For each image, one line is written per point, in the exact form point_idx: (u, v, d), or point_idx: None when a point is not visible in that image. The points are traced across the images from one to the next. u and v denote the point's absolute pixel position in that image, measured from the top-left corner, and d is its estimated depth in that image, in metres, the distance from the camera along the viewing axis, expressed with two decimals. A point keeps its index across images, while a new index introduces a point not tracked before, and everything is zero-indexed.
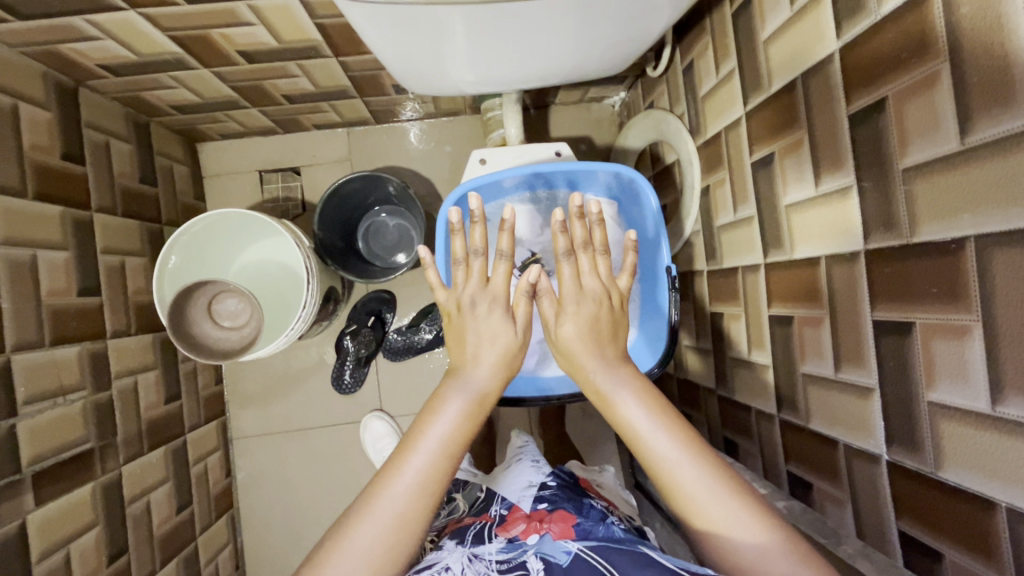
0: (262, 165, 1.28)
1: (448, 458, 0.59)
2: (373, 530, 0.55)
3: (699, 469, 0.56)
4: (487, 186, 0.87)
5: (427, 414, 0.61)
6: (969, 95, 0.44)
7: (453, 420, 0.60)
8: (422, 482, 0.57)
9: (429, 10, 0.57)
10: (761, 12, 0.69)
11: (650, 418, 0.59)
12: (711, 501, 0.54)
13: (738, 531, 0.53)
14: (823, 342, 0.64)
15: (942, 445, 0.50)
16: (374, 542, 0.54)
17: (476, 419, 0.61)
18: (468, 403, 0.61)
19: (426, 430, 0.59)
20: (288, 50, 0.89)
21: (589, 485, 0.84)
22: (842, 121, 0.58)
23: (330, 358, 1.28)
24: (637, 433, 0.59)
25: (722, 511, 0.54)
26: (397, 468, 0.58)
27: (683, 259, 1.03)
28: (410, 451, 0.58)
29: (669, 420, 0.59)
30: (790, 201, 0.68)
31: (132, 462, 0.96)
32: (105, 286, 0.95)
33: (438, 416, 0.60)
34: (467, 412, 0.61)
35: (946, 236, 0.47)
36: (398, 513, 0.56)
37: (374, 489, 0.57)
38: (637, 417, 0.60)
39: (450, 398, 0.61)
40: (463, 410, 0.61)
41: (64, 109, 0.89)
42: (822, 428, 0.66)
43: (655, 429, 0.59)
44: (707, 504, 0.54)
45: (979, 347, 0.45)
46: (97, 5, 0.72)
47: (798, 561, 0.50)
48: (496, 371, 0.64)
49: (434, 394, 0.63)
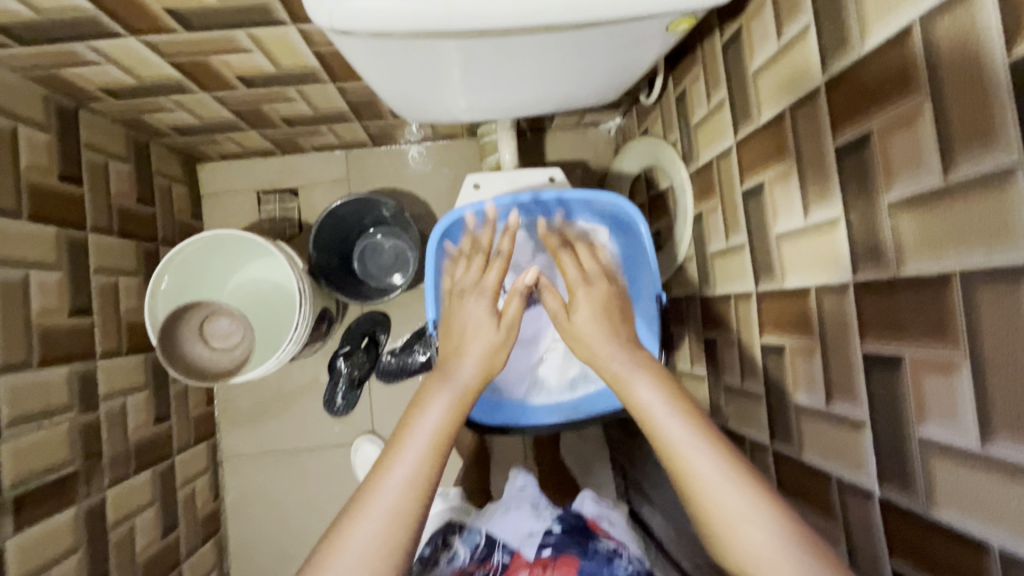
0: (260, 186, 1.29)
1: (436, 450, 0.60)
2: (372, 528, 0.55)
3: (699, 451, 0.56)
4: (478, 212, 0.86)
5: (415, 410, 0.62)
6: (949, 132, 0.44)
7: (438, 418, 0.61)
8: (412, 476, 0.58)
9: (420, 43, 0.58)
10: (750, 45, 0.70)
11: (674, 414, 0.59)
12: (722, 494, 0.54)
13: (743, 516, 0.52)
14: (815, 373, 0.64)
15: (933, 483, 0.49)
16: (369, 547, 0.54)
17: (462, 414, 0.63)
18: (454, 398, 0.63)
19: (416, 424, 0.61)
20: (285, 75, 0.90)
21: (599, 526, 0.80)
22: (829, 153, 0.58)
23: (323, 379, 1.27)
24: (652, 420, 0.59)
25: (732, 510, 0.53)
26: (391, 461, 0.59)
27: (677, 284, 1.03)
28: (404, 447, 0.59)
29: (680, 408, 0.59)
30: (780, 230, 0.68)
31: (118, 484, 0.95)
32: (97, 306, 0.94)
33: (429, 411, 0.62)
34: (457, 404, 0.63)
35: (933, 270, 0.47)
36: (395, 510, 0.56)
37: (372, 492, 0.57)
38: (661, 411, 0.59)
39: (430, 402, 0.63)
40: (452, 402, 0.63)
41: (64, 131, 0.90)
42: (815, 460, 0.65)
43: (671, 420, 0.58)
44: (717, 501, 0.53)
45: (967, 384, 0.44)
46: (99, 32, 0.74)
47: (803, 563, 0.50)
48: (479, 368, 0.66)
49: (423, 389, 0.65)
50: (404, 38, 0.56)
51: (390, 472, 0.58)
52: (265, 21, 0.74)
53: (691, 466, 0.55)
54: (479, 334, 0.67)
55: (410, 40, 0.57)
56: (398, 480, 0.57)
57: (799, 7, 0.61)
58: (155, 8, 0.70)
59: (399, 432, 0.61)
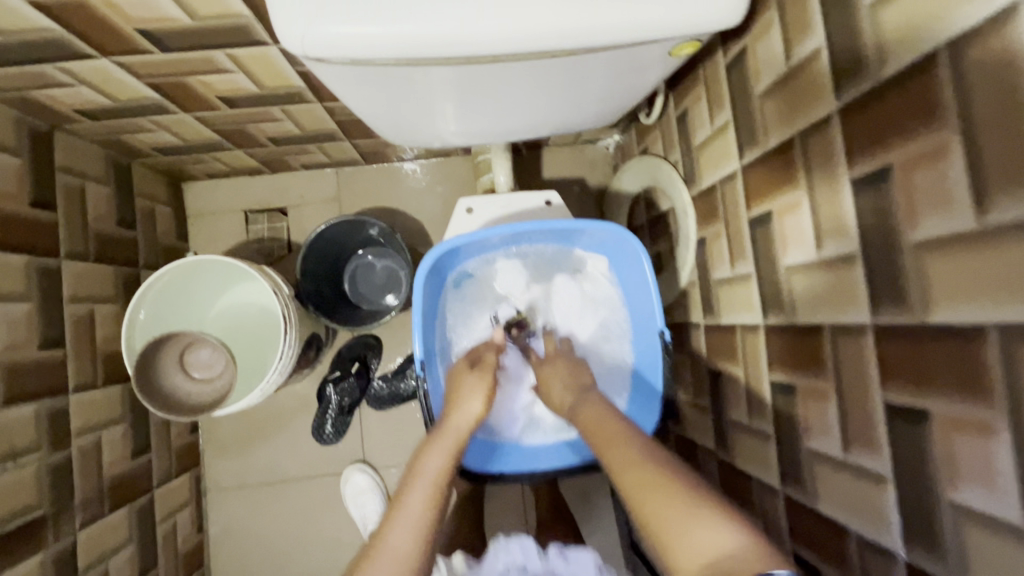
0: (248, 205, 1.25)
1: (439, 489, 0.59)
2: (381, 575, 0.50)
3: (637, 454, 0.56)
4: (472, 243, 0.82)
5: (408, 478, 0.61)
6: (983, 172, 0.40)
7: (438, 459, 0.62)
8: (419, 513, 0.56)
9: (403, 70, 0.54)
10: (756, 67, 0.66)
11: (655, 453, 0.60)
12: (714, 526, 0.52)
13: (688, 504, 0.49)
14: (829, 417, 0.59)
15: (967, 553, 0.45)
16: None
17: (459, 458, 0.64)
18: (451, 443, 0.65)
19: (417, 470, 0.61)
20: (269, 96, 0.86)
21: None
22: (844, 186, 0.54)
23: (311, 406, 1.22)
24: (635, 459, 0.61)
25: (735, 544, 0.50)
26: (395, 507, 0.57)
27: (678, 309, 0.98)
28: (404, 497, 0.58)
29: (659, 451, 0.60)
30: (790, 263, 0.64)
31: (91, 525, 0.90)
32: (70, 337, 0.90)
33: (427, 459, 0.62)
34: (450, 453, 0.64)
35: (966, 321, 0.43)
36: (400, 559, 0.52)
37: (373, 548, 0.53)
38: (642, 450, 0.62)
39: (428, 450, 0.64)
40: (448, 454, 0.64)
41: (38, 155, 0.86)
42: (830, 512, 0.60)
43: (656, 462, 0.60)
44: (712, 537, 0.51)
45: (1008, 449, 0.40)
46: (68, 54, 0.70)
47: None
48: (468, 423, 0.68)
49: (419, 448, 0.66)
50: (385, 65, 0.52)
51: (392, 524, 0.55)
52: (243, 42, 0.70)
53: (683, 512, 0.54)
54: (473, 390, 0.72)
55: (393, 67, 0.53)
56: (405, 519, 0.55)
57: (809, 28, 0.57)
58: (126, 29, 0.66)
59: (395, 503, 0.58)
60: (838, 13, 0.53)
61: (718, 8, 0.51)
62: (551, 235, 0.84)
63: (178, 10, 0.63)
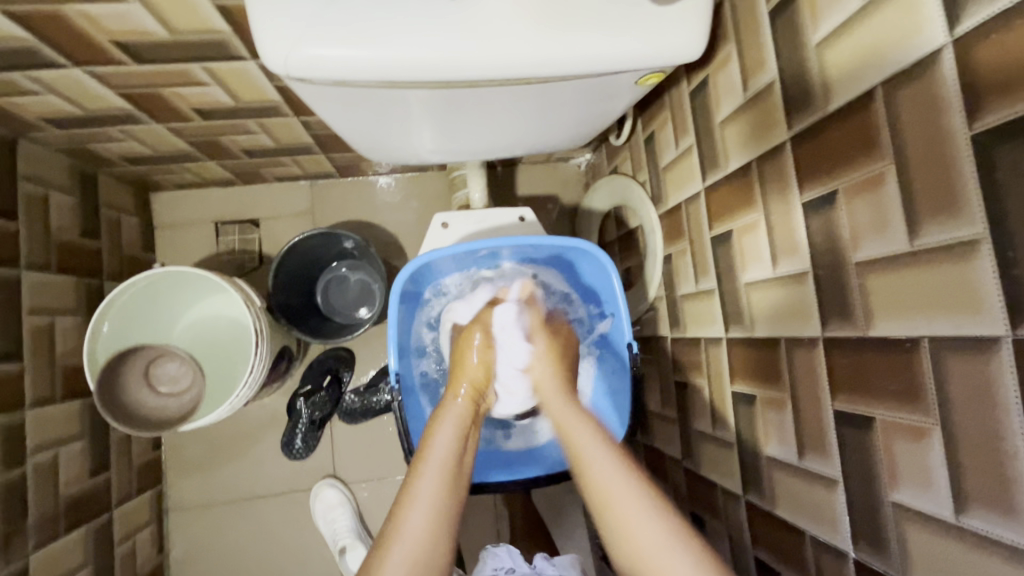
0: (218, 217, 1.23)
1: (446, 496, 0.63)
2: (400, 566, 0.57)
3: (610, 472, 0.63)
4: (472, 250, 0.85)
5: (405, 501, 0.61)
6: (916, 202, 0.45)
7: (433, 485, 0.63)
8: (426, 528, 0.60)
9: (384, 92, 0.57)
10: (717, 95, 0.71)
11: (618, 478, 0.62)
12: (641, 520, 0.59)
13: (637, 512, 0.59)
14: (787, 426, 0.63)
15: (908, 549, 0.48)
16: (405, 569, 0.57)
17: (454, 487, 0.64)
18: (445, 475, 0.64)
19: (416, 487, 0.62)
20: (245, 109, 0.87)
21: None
22: (797, 208, 0.58)
23: (280, 421, 1.20)
24: (603, 492, 0.62)
25: (649, 535, 0.58)
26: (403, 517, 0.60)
27: (647, 323, 1.01)
28: (415, 490, 0.62)
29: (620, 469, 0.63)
30: (749, 279, 0.68)
31: (44, 547, 0.87)
32: (28, 350, 0.87)
33: (426, 476, 0.63)
34: (447, 476, 0.64)
35: (901, 334, 0.47)
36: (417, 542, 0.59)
37: (393, 531, 0.59)
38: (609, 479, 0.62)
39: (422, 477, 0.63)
40: (436, 514, 0.61)
41: (0, 163, 0.84)
42: (789, 516, 0.63)
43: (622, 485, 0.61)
44: (638, 526, 0.58)
45: (940, 451, 0.44)
46: (38, 63, 0.69)
47: (685, 549, 0.56)
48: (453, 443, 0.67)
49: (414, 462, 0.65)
50: (366, 87, 0.55)
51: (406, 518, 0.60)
52: (222, 56, 0.71)
53: (635, 524, 0.59)
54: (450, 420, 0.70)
55: (373, 89, 0.55)
56: (418, 522, 0.59)
57: (763, 64, 0.61)
58: (101, 39, 0.66)
59: (390, 520, 0.61)
60: (788, 51, 0.57)
61: (680, 45, 0.55)
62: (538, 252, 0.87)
63: (156, 24, 0.64)
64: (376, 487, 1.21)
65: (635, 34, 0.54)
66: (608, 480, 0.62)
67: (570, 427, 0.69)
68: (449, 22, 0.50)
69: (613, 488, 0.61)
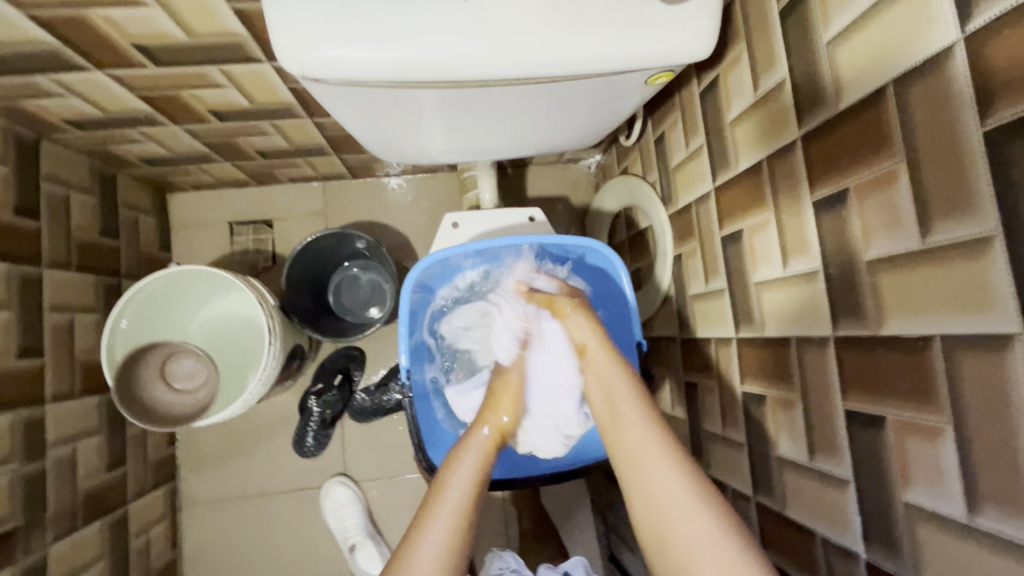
0: (232, 217, 1.25)
1: (464, 513, 0.62)
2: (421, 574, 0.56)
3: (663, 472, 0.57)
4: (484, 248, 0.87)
5: (424, 519, 0.61)
6: (927, 199, 0.44)
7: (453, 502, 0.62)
8: (442, 546, 0.58)
9: (395, 92, 0.58)
10: (727, 95, 0.71)
11: (667, 476, 0.56)
12: (682, 508, 0.54)
13: (682, 503, 0.54)
14: (797, 426, 0.62)
15: (921, 550, 0.48)
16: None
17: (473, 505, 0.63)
18: (463, 497, 0.63)
19: (436, 505, 0.62)
20: (261, 110, 0.88)
21: None
22: (808, 207, 0.58)
23: (292, 419, 1.21)
24: (650, 498, 0.56)
25: (690, 517, 0.53)
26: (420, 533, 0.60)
27: (656, 324, 1.01)
28: (434, 509, 0.61)
29: (670, 468, 0.57)
30: (759, 278, 0.68)
31: (62, 540, 0.89)
32: (49, 347, 0.89)
33: (447, 493, 0.63)
34: (462, 515, 0.61)
35: (914, 332, 0.46)
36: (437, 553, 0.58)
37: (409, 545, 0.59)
38: (659, 478, 0.57)
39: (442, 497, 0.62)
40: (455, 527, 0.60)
41: (25, 164, 0.86)
42: (799, 517, 0.63)
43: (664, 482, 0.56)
44: (681, 514, 0.54)
45: (952, 450, 0.44)
46: (62, 66, 0.71)
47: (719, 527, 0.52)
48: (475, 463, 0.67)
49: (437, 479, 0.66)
50: (378, 86, 0.56)
51: (423, 534, 0.59)
52: (238, 59, 0.72)
53: (680, 514, 0.54)
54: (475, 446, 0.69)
55: (385, 89, 0.56)
56: (436, 537, 0.59)
57: (774, 63, 0.61)
58: (122, 43, 0.68)
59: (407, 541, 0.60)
60: (799, 49, 0.57)
61: (690, 44, 0.55)
62: (547, 252, 0.88)
63: (175, 28, 0.65)
64: (386, 486, 1.22)
65: (645, 34, 0.54)
66: (660, 481, 0.56)
67: (612, 426, 0.64)
68: (459, 23, 0.51)
69: (674, 501, 0.55)
